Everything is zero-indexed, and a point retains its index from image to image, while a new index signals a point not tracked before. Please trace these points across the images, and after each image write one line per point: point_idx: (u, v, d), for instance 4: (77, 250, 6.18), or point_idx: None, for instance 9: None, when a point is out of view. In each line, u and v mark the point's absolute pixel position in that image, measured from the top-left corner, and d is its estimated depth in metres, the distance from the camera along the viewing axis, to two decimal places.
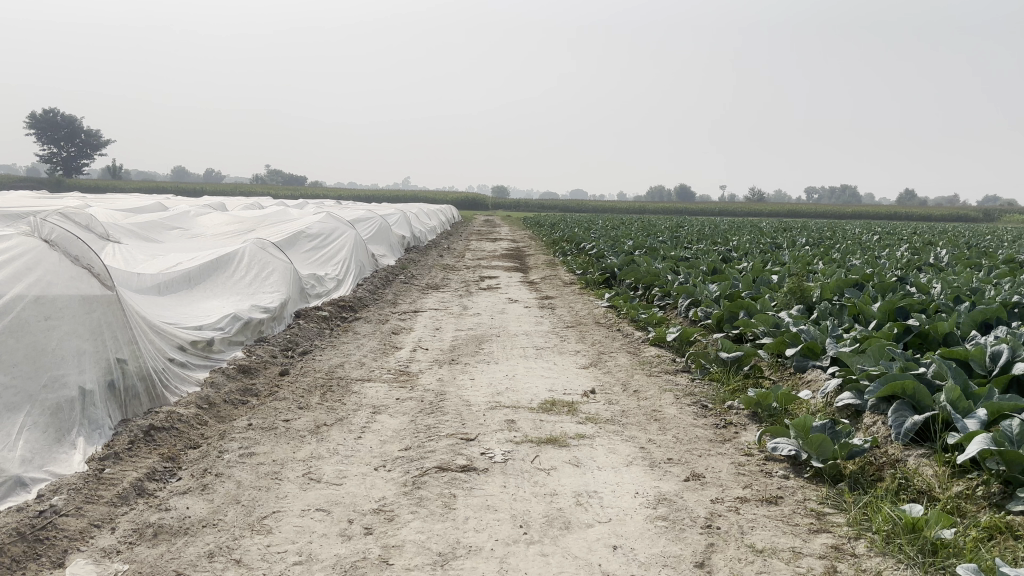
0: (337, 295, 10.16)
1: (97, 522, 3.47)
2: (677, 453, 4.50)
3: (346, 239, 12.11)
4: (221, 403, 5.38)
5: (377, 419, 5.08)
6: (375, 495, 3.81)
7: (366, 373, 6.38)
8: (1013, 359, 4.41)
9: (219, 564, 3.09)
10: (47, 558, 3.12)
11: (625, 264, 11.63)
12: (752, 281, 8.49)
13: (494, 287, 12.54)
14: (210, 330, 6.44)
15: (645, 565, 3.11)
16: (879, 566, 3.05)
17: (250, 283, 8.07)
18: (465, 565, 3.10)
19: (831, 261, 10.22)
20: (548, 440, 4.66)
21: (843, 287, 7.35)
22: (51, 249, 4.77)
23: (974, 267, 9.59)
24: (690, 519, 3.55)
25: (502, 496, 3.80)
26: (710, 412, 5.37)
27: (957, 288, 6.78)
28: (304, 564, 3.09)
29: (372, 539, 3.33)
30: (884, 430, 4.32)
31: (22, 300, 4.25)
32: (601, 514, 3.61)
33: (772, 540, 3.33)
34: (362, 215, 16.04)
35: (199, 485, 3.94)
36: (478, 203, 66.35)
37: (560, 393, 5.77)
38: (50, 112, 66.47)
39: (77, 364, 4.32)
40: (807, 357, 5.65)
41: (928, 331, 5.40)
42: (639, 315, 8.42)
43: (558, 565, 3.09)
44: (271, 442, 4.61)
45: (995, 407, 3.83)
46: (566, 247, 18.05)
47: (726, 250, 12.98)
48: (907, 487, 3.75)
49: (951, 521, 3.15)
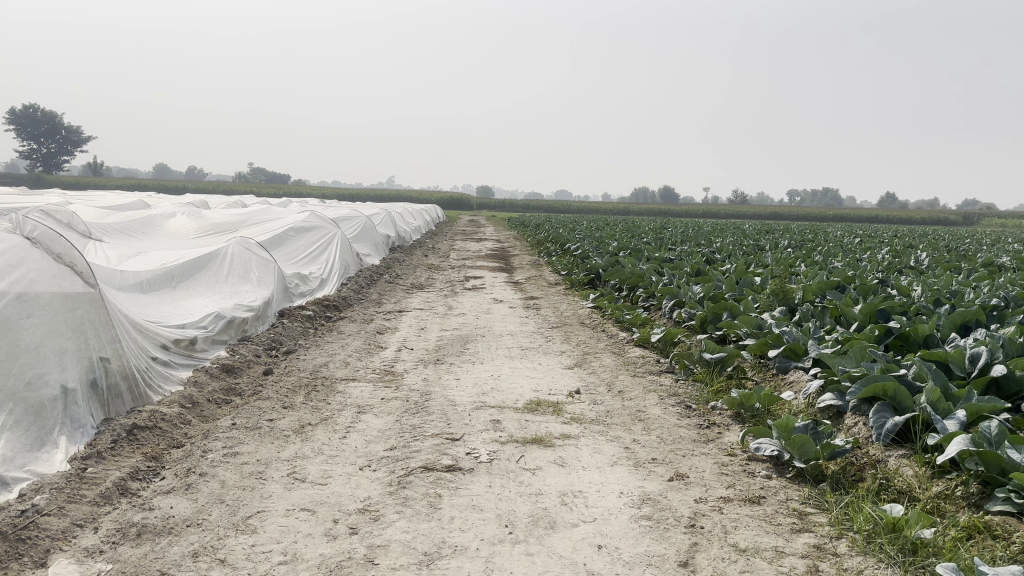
0: (321, 294, 10.13)
1: (79, 522, 3.44)
2: (661, 452, 4.53)
3: (331, 240, 12.10)
4: (204, 402, 5.35)
5: (361, 418, 5.07)
6: (360, 495, 3.81)
7: (351, 373, 6.36)
8: (991, 362, 4.48)
9: (203, 564, 3.09)
10: (29, 558, 3.10)
11: (609, 265, 11.66)
12: (735, 283, 8.55)
13: (478, 286, 12.57)
14: (193, 329, 6.42)
15: (630, 565, 3.12)
16: (860, 565, 3.09)
17: (233, 282, 8.04)
18: (450, 564, 3.11)
19: (813, 263, 10.28)
20: (533, 440, 4.67)
21: (826, 288, 7.43)
22: (33, 246, 4.72)
23: (952, 270, 9.72)
24: (674, 518, 3.58)
25: (487, 496, 3.81)
26: (693, 412, 5.41)
27: (937, 291, 6.87)
28: (289, 564, 3.09)
29: (357, 539, 3.33)
30: (865, 431, 4.38)
31: (4, 297, 4.21)
32: (586, 514, 3.63)
33: (755, 539, 3.36)
34: (346, 214, 16.00)
35: (183, 485, 3.92)
36: (461, 203, 66.43)
37: (545, 393, 5.80)
38: (31, 106, 65.77)
39: (59, 362, 4.29)
40: (789, 358, 5.72)
41: (908, 333, 5.49)
42: (623, 316, 8.47)
43: (543, 565, 3.11)
44: (255, 442, 4.59)
45: (973, 408, 3.89)
46: (551, 248, 18.13)
47: (709, 251, 13.01)
48: (887, 487, 3.80)
49: (931, 521, 3.19)
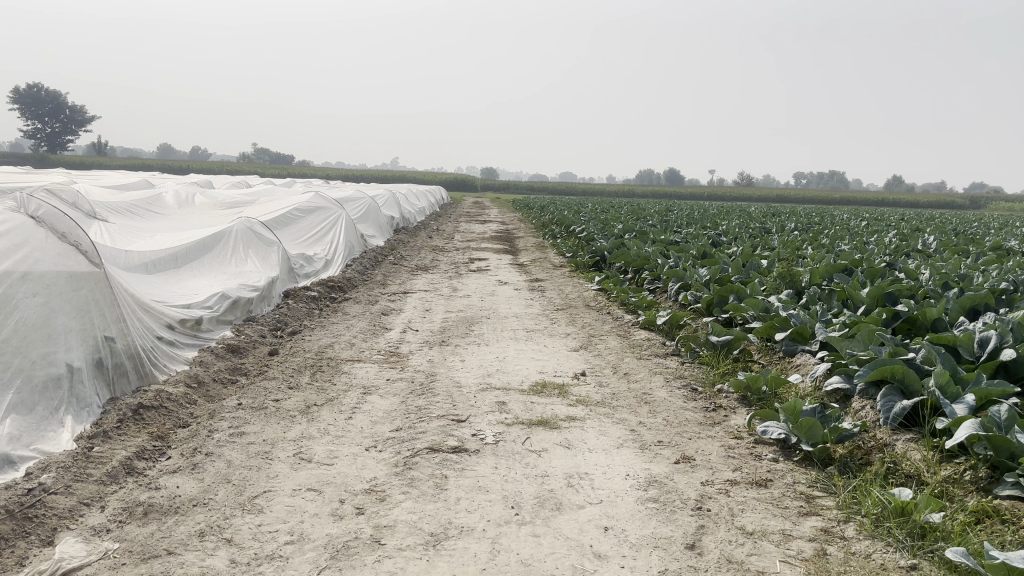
0: (325, 275, 10.12)
1: (86, 500, 3.45)
2: (667, 435, 4.52)
3: (335, 221, 12.09)
4: (210, 381, 5.35)
5: (367, 399, 5.07)
6: (367, 476, 3.81)
7: (356, 354, 6.35)
8: (1001, 346, 4.45)
9: (210, 543, 3.09)
10: (36, 537, 3.11)
11: (615, 247, 11.63)
12: (742, 266, 8.51)
13: (482, 268, 12.56)
14: (198, 309, 6.41)
15: (636, 547, 3.12)
16: (868, 549, 3.07)
17: (237, 263, 8.02)
18: (457, 545, 3.10)
19: (820, 247, 10.24)
20: (539, 422, 4.66)
21: (832, 272, 7.40)
22: (38, 224, 4.71)
23: (961, 253, 9.68)
24: (680, 501, 3.57)
25: (493, 477, 3.80)
26: (699, 395, 5.40)
27: (945, 274, 6.85)
28: (295, 544, 3.09)
29: (363, 519, 3.33)
30: (873, 415, 4.36)
31: (9, 277, 4.21)
32: (592, 496, 3.62)
33: (762, 522, 3.35)
34: (351, 194, 15.95)
35: (189, 464, 3.92)
36: (465, 184, 66.25)
37: (551, 375, 5.79)
38: (34, 85, 65.51)
39: (63, 342, 4.28)
40: (796, 341, 5.69)
41: (916, 317, 5.45)
42: (629, 298, 8.44)
43: (549, 546, 3.11)
44: (261, 422, 4.58)
45: (983, 392, 3.87)
46: (555, 230, 18.08)
47: (715, 234, 12.96)
48: (895, 471, 3.79)
49: (940, 505, 3.16)
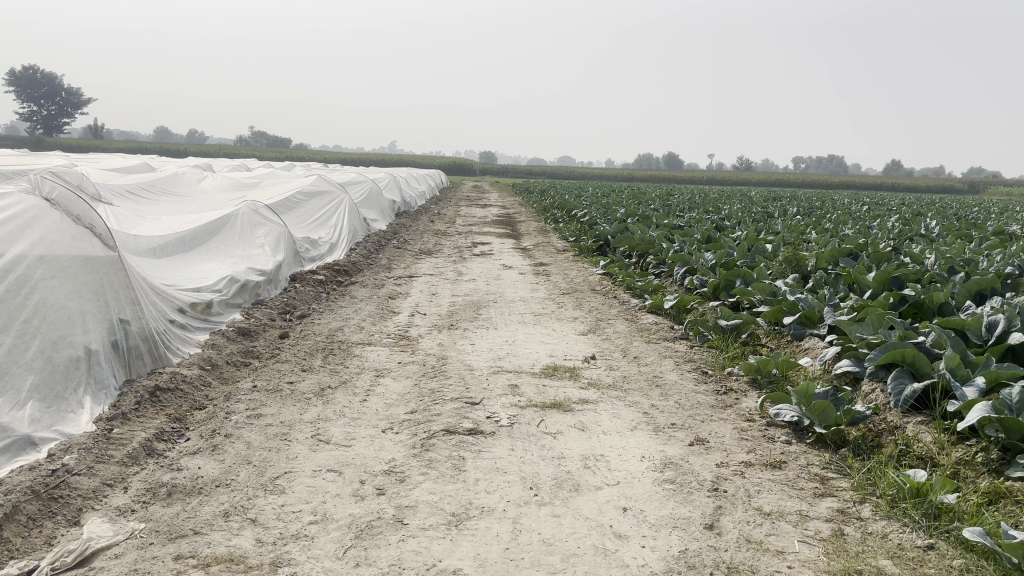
0: (329, 258, 10.12)
1: (109, 481, 3.49)
2: (680, 418, 4.56)
3: (337, 203, 12.08)
4: (223, 364, 5.38)
5: (380, 382, 5.11)
6: (385, 457, 3.85)
7: (366, 337, 6.38)
8: (1009, 329, 4.48)
9: (235, 523, 3.12)
10: (62, 517, 3.15)
11: (619, 231, 11.63)
12: (748, 250, 8.54)
13: (486, 252, 12.57)
14: (208, 292, 6.42)
15: (656, 527, 3.16)
16: (885, 529, 3.12)
17: (244, 247, 8.03)
18: (478, 525, 3.15)
19: (824, 231, 10.26)
20: (552, 405, 4.70)
21: (838, 256, 7.43)
22: (53, 207, 4.72)
23: (964, 239, 9.71)
24: (697, 482, 3.61)
25: (510, 459, 3.84)
26: (710, 378, 5.45)
27: (951, 259, 6.88)
28: (319, 524, 3.13)
29: (384, 500, 3.37)
30: (883, 397, 4.40)
31: (26, 258, 4.22)
32: (610, 477, 3.67)
33: (779, 503, 3.39)
34: (352, 178, 15.93)
35: (209, 445, 3.95)
36: (464, 168, 66.09)
37: (561, 358, 5.83)
38: (30, 66, 64.97)
39: (81, 324, 4.30)
40: (804, 325, 5.74)
41: (923, 301, 5.50)
42: (634, 282, 8.47)
43: (570, 526, 3.15)
44: (277, 404, 4.62)
45: (993, 375, 3.90)
46: (556, 215, 18.10)
47: (719, 218, 12.96)
48: (907, 453, 3.84)
49: (955, 486, 3.21)
